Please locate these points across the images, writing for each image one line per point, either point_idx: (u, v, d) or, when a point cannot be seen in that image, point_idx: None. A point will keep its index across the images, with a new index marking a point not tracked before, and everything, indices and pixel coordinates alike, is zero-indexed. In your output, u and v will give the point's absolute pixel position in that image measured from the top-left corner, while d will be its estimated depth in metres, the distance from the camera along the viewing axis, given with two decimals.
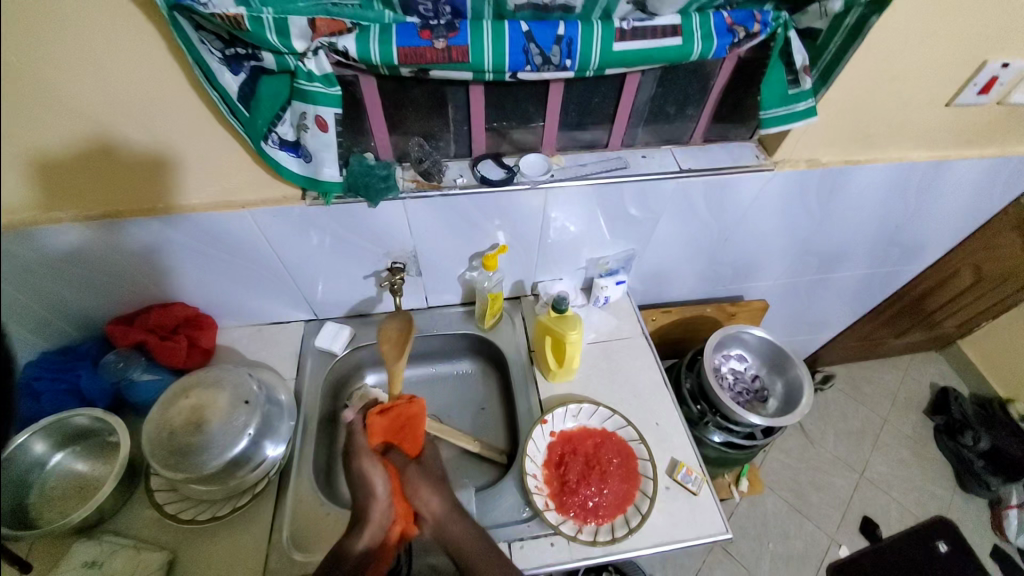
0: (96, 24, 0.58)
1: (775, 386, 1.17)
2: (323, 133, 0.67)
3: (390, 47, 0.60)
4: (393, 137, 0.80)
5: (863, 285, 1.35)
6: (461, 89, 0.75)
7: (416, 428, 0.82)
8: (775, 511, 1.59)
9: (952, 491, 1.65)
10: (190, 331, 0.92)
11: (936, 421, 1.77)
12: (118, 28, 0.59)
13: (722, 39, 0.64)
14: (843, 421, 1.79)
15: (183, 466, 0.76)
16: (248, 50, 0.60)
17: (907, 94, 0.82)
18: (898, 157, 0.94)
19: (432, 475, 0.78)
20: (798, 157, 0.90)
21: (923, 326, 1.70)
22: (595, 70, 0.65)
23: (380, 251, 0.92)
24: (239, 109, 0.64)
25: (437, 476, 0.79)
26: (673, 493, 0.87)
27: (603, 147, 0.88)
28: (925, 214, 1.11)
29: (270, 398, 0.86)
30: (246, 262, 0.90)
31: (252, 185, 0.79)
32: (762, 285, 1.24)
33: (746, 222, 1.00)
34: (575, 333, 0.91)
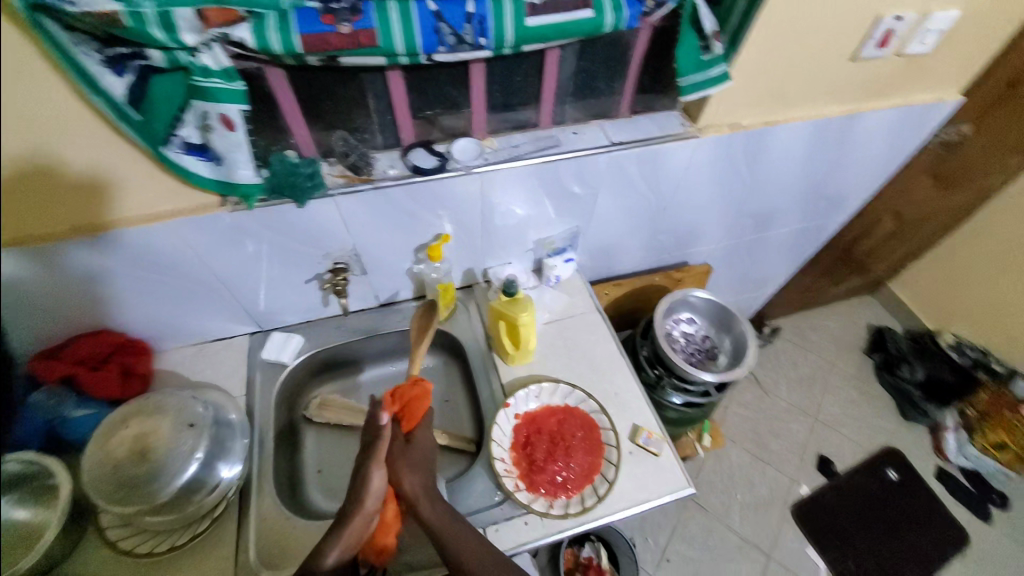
0: None
1: (723, 343, 1.22)
2: (229, 133, 0.64)
3: (290, 35, 0.57)
4: (315, 133, 0.77)
5: (798, 238, 1.42)
6: (379, 76, 0.72)
7: (414, 410, 0.80)
8: (739, 463, 1.67)
9: (894, 421, 1.79)
10: (124, 358, 0.87)
11: (876, 358, 1.90)
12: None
13: (631, 8, 0.65)
14: (793, 369, 1.89)
15: (134, 498, 0.72)
16: (132, 49, 0.56)
17: (815, 51, 0.86)
18: (813, 114, 0.99)
19: (414, 458, 0.77)
20: (721, 121, 0.93)
21: (855, 272, 1.81)
22: (511, 48, 0.65)
23: (319, 252, 0.89)
24: (130, 113, 0.60)
25: (417, 459, 0.77)
26: (637, 457, 0.89)
27: (534, 127, 0.88)
28: (845, 165, 1.18)
29: (218, 420, 0.81)
30: (173, 279, 0.84)
31: (166, 196, 0.74)
32: (705, 249, 1.28)
33: (681, 189, 1.03)
34: (526, 314, 0.92)
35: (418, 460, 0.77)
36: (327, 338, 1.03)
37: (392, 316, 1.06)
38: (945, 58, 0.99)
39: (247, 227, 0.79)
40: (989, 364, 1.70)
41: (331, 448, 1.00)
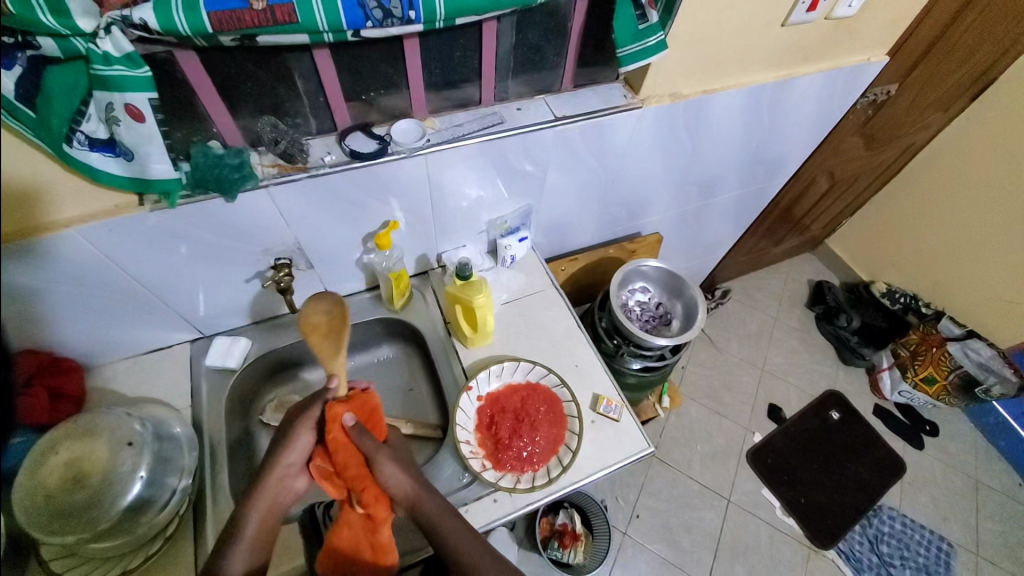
0: None
1: (676, 309, 1.26)
2: (139, 125, 0.57)
3: (199, 15, 0.52)
4: (240, 120, 0.71)
5: (742, 202, 1.47)
6: (305, 56, 0.67)
7: (378, 417, 0.77)
8: (697, 418, 1.75)
9: (835, 367, 1.92)
10: (51, 380, 0.80)
11: (816, 310, 2.02)
12: None
13: None
14: (743, 326, 1.99)
15: (77, 525, 0.69)
16: (19, 38, 0.51)
17: (749, 18, 0.88)
18: (749, 80, 1.02)
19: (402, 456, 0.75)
20: (661, 91, 0.93)
21: (795, 231, 1.90)
22: (444, 20, 0.62)
23: (259, 249, 0.84)
24: (21, 110, 0.53)
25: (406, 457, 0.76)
26: (599, 424, 0.91)
27: (477, 104, 0.85)
28: (781, 129, 1.22)
29: (160, 434, 0.78)
30: (94, 291, 0.77)
31: (72, 199, 0.66)
32: (655, 218, 1.30)
33: (628, 160, 1.04)
34: (482, 296, 0.91)
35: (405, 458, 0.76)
36: (278, 338, 0.98)
37: None
38: (868, 21, 1.03)
39: (172, 227, 0.73)
40: (918, 308, 1.83)
41: None
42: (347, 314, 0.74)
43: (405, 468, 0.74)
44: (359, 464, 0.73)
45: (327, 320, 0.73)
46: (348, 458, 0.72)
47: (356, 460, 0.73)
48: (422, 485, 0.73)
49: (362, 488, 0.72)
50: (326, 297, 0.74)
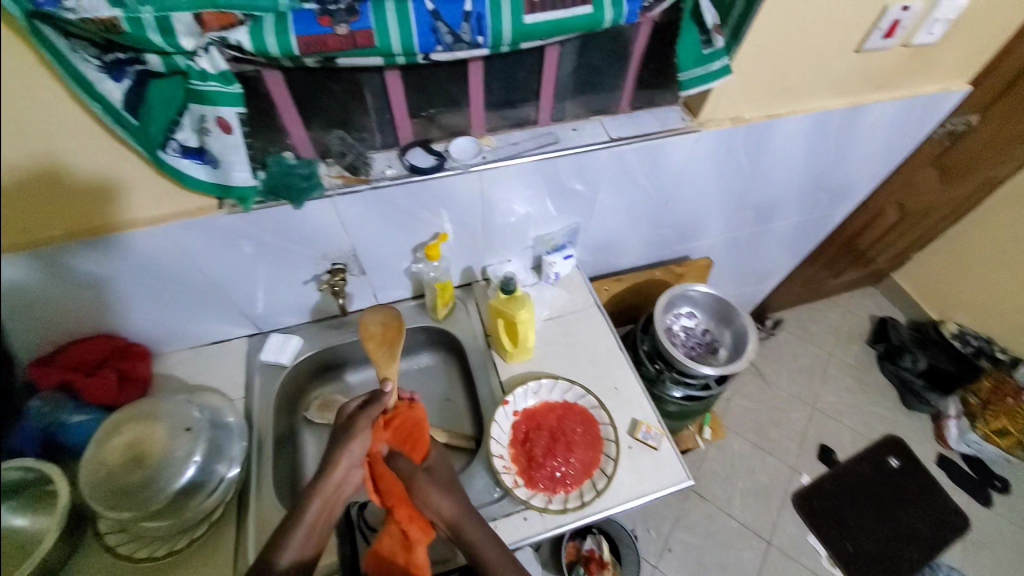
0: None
1: (723, 337, 1.22)
2: (227, 135, 0.63)
3: (287, 37, 0.56)
4: (312, 133, 0.76)
5: (800, 231, 1.41)
6: (376, 75, 0.71)
7: (418, 437, 0.81)
8: (740, 452, 1.67)
9: (895, 410, 1.79)
10: (121, 363, 0.86)
11: (878, 348, 1.90)
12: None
13: (633, 3, 0.64)
14: (795, 360, 1.89)
15: (131, 504, 0.73)
16: (129, 54, 0.56)
17: (819, 44, 0.85)
18: (816, 107, 0.98)
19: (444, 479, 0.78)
20: (721, 116, 0.92)
21: (858, 264, 1.80)
22: (510, 45, 0.63)
23: (318, 253, 0.88)
24: (126, 118, 0.58)
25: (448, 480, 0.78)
26: (636, 451, 0.89)
27: (533, 124, 0.87)
28: (848, 157, 1.17)
29: (215, 421, 0.83)
30: (168, 284, 0.83)
31: (158, 198, 0.73)
32: (706, 242, 1.27)
33: (682, 184, 1.02)
34: (525, 312, 0.91)
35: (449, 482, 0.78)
36: (328, 339, 1.02)
37: None
38: (950, 49, 0.98)
39: (243, 229, 0.78)
40: (992, 352, 1.69)
41: None
42: (400, 325, 0.81)
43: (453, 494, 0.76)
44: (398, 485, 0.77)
45: (383, 329, 0.81)
46: (388, 480, 0.77)
47: (396, 481, 0.77)
48: (466, 510, 0.74)
49: (398, 510, 0.75)
50: (383, 308, 0.82)
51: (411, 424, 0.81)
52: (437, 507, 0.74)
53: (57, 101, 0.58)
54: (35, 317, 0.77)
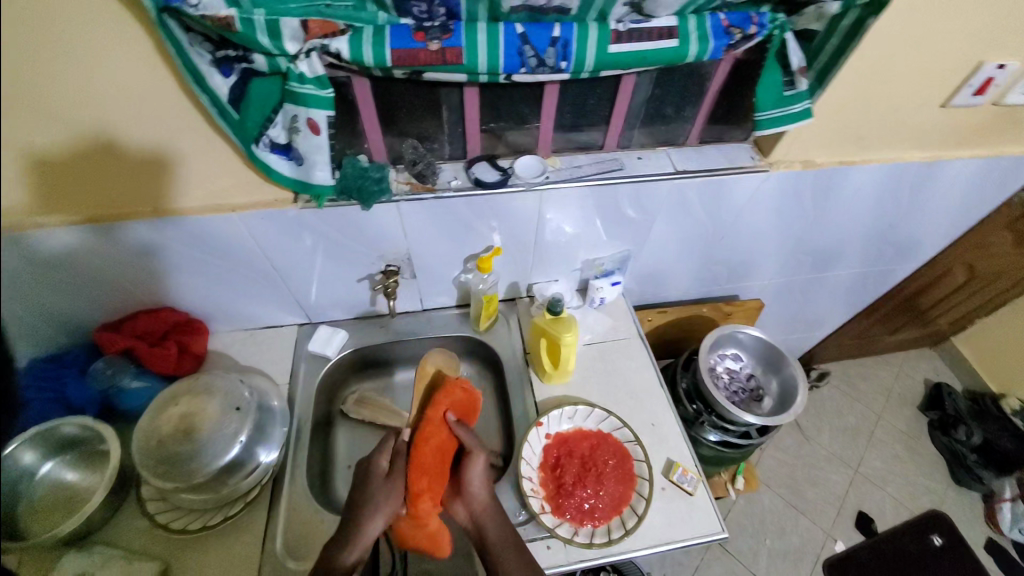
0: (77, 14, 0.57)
1: (770, 386, 1.17)
2: (314, 136, 0.66)
3: (383, 49, 0.59)
4: (386, 139, 0.79)
5: (858, 283, 1.35)
6: (455, 90, 0.74)
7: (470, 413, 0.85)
8: (772, 508, 1.59)
9: (944, 485, 1.67)
10: (181, 336, 0.91)
11: (930, 416, 1.78)
12: (102, 24, 0.58)
13: (718, 41, 0.64)
14: (839, 418, 1.80)
15: (179, 475, 0.75)
16: (239, 52, 0.60)
17: (902, 95, 0.83)
18: (892, 158, 0.95)
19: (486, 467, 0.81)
20: (793, 157, 0.90)
21: (917, 323, 1.70)
22: (590, 71, 0.65)
23: (375, 254, 0.91)
24: (229, 112, 0.63)
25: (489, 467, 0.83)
26: (669, 493, 0.87)
27: (598, 149, 0.88)
28: (919, 212, 1.12)
29: (261, 405, 0.86)
30: (234, 265, 0.88)
31: (243, 188, 0.79)
32: (758, 284, 1.24)
33: (741, 222, 1.00)
34: (571, 335, 0.91)
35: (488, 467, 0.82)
36: (370, 337, 1.05)
37: (432, 321, 1.07)
38: None
39: (312, 224, 0.82)
40: None
41: (362, 443, 1.02)
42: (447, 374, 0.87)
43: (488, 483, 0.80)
44: (439, 451, 0.77)
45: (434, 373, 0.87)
46: (432, 439, 0.77)
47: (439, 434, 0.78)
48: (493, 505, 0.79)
49: (421, 478, 0.74)
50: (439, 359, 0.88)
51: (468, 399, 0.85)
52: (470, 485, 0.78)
53: (160, 86, 0.65)
54: (105, 280, 0.84)
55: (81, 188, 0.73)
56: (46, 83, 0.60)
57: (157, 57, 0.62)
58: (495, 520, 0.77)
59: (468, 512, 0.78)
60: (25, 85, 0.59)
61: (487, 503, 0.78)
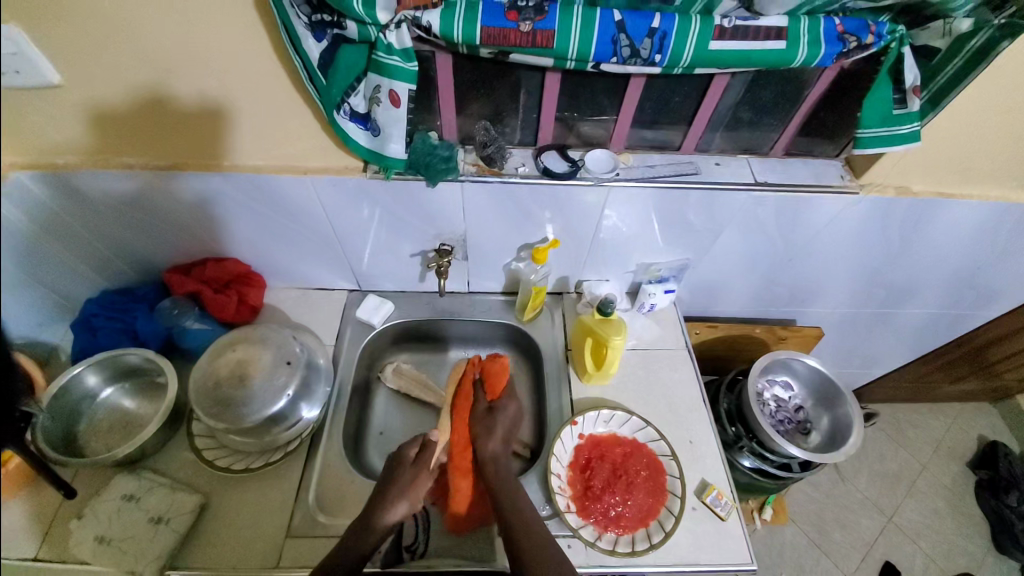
0: None
1: (820, 421, 1.11)
2: (393, 109, 0.66)
3: (474, 27, 0.58)
4: (460, 118, 0.78)
5: (928, 325, 1.26)
6: (537, 75, 0.72)
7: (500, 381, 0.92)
8: (792, 543, 1.52)
9: (986, 549, 1.55)
10: (241, 287, 0.95)
11: (981, 475, 1.65)
12: None
13: (831, 48, 0.60)
14: (880, 462, 1.69)
15: (229, 417, 0.79)
16: (334, 17, 0.60)
17: (1021, 127, 0.75)
18: (996, 195, 0.86)
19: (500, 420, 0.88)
20: (887, 182, 0.83)
21: (985, 376, 1.57)
22: (685, 68, 0.61)
23: (431, 231, 0.91)
24: (317, 76, 0.64)
25: (505, 425, 0.88)
26: (698, 515, 0.84)
27: (674, 150, 0.84)
28: (1014, 259, 1.02)
29: (310, 362, 0.88)
30: (297, 226, 0.91)
31: (316, 152, 0.80)
32: (818, 311, 1.17)
33: (812, 244, 0.94)
34: (619, 339, 0.88)
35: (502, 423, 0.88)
36: (415, 312, 1.06)
37: (478, 304, 1.07)
38: None
39: (377, 194, 0.83)
40: None
41: (397, 413, 1.04)
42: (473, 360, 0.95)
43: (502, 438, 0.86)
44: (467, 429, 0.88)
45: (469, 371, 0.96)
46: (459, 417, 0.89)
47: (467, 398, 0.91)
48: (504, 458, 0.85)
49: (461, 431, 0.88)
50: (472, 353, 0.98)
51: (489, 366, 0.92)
52: (483, 435, 0.86)
53: (252, 42, 0.66)
54: (172, 223, 0.87)
55: (155, 133, 0.76)
56: (141, 26, 0.63)
57: (254, 10, 0.63)
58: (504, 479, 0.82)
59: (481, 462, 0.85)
60: (115, 24, 0.63)
61: (496, 453, 0.85)
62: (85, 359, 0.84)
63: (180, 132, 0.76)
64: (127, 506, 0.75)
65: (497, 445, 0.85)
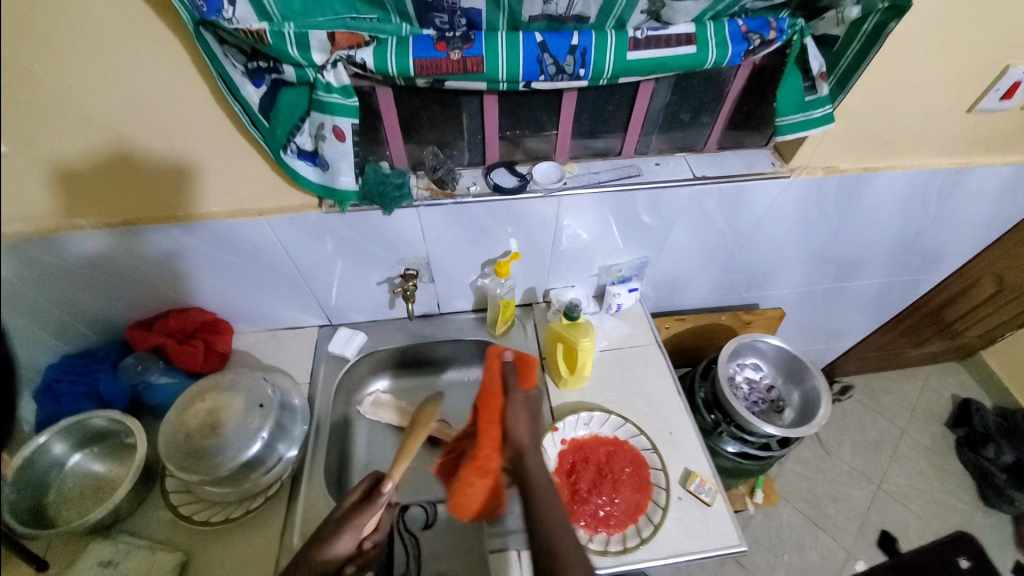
0: (112, 29, 0.60)
1: (791, 397, 1.15)
2: (340, 143, 0.69)
3: (406, 59, 0.61)
4: (407, 146, 0.81)
5: (882, 293, 1.32)
6: (475, 98, 0.76)
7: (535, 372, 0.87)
8: (790, 523, 1.55)
9: (974, 504, 1.61)
10: (207, 335, 0.95)
11: (958, 432, 1.73)
12: (136, 33, 0.61)
13: (737, 47, 0.65)
14: (861, 431, 1.75)
15: (202, 467, 0.77)
16: (270, 63, 0.62)
17: (925, 100, 0.82)
18: (918, 164, 0.93)
19: (533, 410, 0.81)
20: (815, 164, 0.89)
21: (944, 336, 1.65)
22: (609, 79, 0.66)
23: (394, 257, 0.93)
24: (260, 120, 0.66)
25: (535, 417, 0.81)
26: (686, 503, 0.86)
27: (616, 155, 0.88)
28: (945, 222, 1.09)
29: (284, 403, 0.87)
30: (261, 267, 0.91)
31: (269, 194, 0.82)
32: (777, 293, 1.22)
33: (761, 229, 0.99)
34: (587, 340, 0.91)
35: (532, 412, 0.82)
36: (389, 339, 1.06)
37: (450, 324, 1.09)
38: None
39: (335, 228, 0.85)
40: None
41: (381, 443, 1.03)
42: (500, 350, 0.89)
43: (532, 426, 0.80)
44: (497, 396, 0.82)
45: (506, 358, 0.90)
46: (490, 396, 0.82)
47: (495, 396, 0.82)
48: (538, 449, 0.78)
49: (490, 429, 0.79)
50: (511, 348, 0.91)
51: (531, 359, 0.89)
52: (516, 425, 0.78)
53: (190, 96, 0.68)
54: (132, 279, 0.87)
55: (105, 194, 0.76)
56: (80, 93, 0.64)
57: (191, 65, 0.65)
58: (541, 470, 0.74)
59: (512, 453, 0.77)
60: (52, 93, 0.64)
61: (527, 445, 0.77)
62: (48, 427, 0.81)
63: (129, 190, 0.77)
64: (106, 574, 0.72)
65: (525, 435, 0.78)
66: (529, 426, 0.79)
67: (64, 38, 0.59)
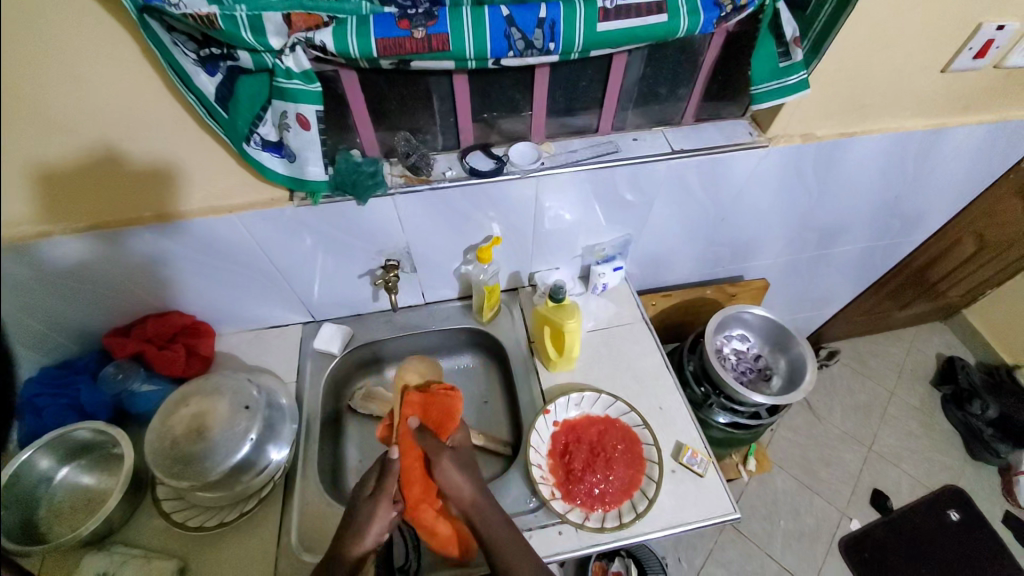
0: (54, 22, 0.57)
1: (779, 365, 1.17)
2: (305, 131, 0.67)
3: (368, 40, 0.59)
4: (379, 133, 0.79)
5: (865, 258, 1.33)
6: (445, 79, 0.74)
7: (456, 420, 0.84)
8: (784, 489, 1.58)
9: (961, 460, 1.65)
10: (188, 339, 0.93)
11: (943, 391, 1.76)
12: (82, 25, 0.58)
13: (708, 14, 0.63)
14: (850, 395, 1.78)
15: (189, 474, 0.76)
16: (224, 50, 0.60)
17: (902, 61, 0.81)
18: (895, 127, 0.93)
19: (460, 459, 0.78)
20: (793, 131, 0.88)
21: (926, 297, 1.68)
22: (580, 52, 0.64)
23: (373, 249, 0.91)
24: (218, 111, 0.63)
25: (465, 462, 0.79)
26: (679, 476, 0.86)
27: (593, 132, 0.87)
28: (924, 183, 1.09)
29: (270, 403, 0.86)
30: (237, 267, 0.89)
31: (238, 189, 0.79)
32: (762, 264, 1.22)
33: (742, 200, 0.99)
34: (574, 322, 0.90)
35: (463, 461, 0.79)
36: (375, 333, 1.05)
37: (436, 313, 1.07)
38: None
39: (311, 222, 0.83)
40: None
41: (373, 437, 1.02)
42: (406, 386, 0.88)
43: (468, 478, 0.76)
44: (416, 456, 0.77)
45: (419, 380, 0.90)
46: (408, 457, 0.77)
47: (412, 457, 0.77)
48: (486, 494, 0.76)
49: (419, 489, 0.76)
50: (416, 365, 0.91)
51: (452, 404, 0.84)
52: (454, 486, 0.75)
53: (146, 92, 0.65)
54: (101, 286, 0.84)
55: (65, 202, 0.73)
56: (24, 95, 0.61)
57: (143, 58, 0.62)
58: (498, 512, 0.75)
59: (459, 509, 0.75)
60: None
61: (472, 500, 0.75)
62: (31, 442, 0.79)
63: (91, 194, 0.74)
64: None
65: (465, 491, 0.75)
66: (464, 482, 0.76)
67: (5, 36, 0.56)
